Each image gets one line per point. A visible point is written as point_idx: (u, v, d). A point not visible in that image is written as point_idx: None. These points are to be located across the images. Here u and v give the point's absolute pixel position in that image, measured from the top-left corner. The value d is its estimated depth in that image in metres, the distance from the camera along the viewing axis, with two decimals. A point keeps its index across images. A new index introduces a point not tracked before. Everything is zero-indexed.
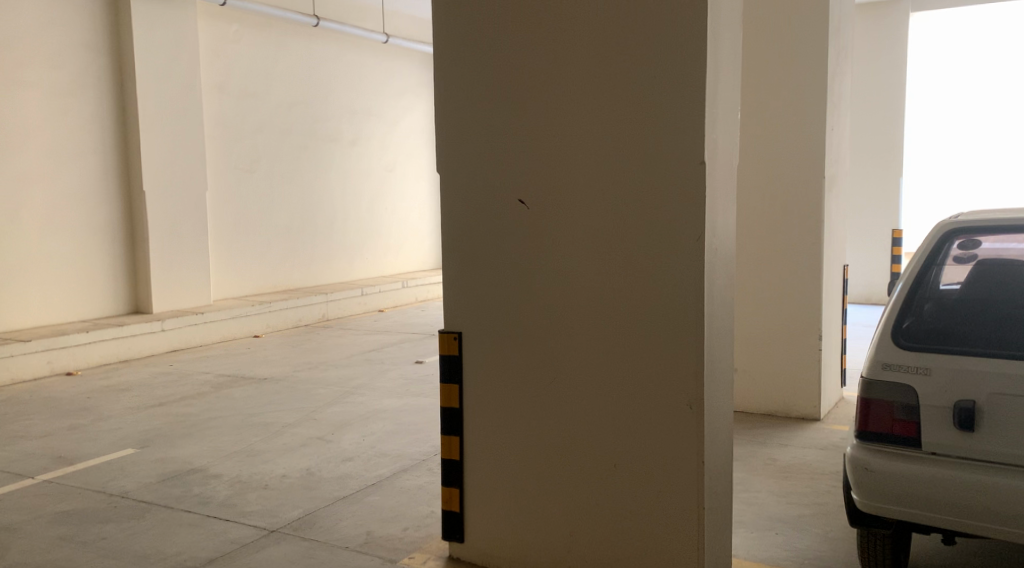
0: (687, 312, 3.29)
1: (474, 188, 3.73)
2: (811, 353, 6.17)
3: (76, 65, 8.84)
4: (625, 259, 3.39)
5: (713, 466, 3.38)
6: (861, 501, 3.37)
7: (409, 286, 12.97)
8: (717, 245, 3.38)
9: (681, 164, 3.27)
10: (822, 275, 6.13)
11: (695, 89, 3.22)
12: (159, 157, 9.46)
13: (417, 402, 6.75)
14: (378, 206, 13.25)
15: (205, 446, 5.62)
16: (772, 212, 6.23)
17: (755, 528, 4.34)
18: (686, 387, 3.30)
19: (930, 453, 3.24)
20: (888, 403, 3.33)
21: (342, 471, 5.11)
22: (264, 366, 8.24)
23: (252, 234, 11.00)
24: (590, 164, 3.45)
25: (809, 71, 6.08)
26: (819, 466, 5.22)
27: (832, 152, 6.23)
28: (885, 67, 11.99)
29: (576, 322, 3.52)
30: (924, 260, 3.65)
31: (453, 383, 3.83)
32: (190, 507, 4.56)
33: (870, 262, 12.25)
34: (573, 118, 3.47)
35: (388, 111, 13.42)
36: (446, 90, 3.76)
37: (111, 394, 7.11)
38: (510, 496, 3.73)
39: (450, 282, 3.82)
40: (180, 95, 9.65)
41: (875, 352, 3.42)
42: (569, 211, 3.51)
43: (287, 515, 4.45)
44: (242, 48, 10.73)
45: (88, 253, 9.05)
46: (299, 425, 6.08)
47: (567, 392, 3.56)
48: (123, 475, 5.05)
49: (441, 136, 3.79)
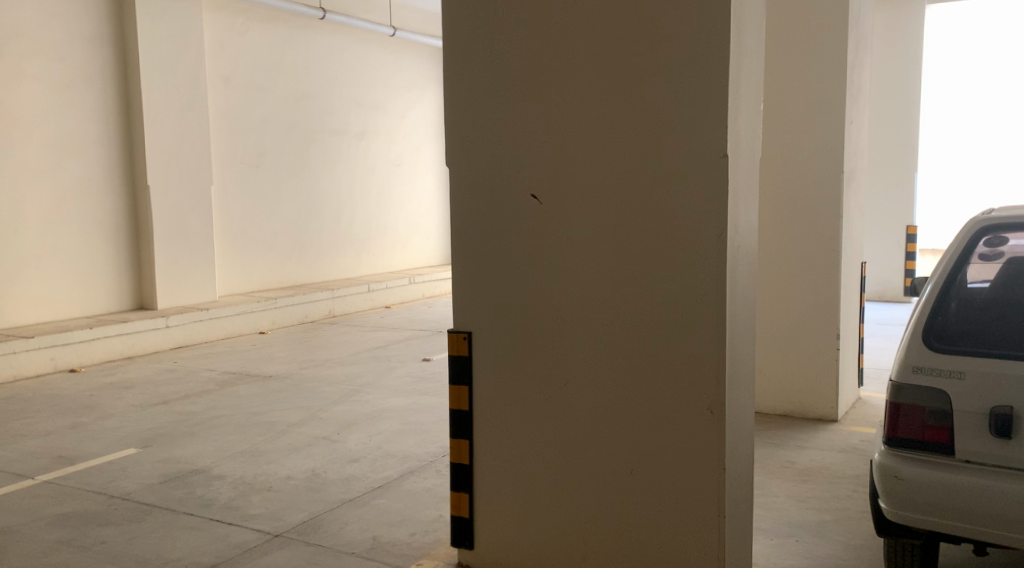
0: (707, 312, 3.15)
1: (484, 182, 3.59)
2: (828, 353, 6.01)
3: (79, 58, 8.72)
4: (642, 258, 3.25)
5: (734, 474, 3.24)
6: (890, 510, 3.23)
7: (416, 282, 12.85)
8: (740, 243, 3.24)
9: (702, 159, 3.13)
10: (839, 273, 5.98)
11: (717, 81, 3.08)
12: (164, 151, 9.34)
13: (425, 400, 6.63)
14: (385, 201, 13.13)
15: (209, 446, 5.51)
16: (789, 208, 6.07)
17: (774, 535, 4.19)
18: (706, 391, 3.16)
19: (965, 461, 3.10)
20: (918, 409, 3.19)
21: (348, 473, 4.98)
22: (269, 363, 8.13)
23: (258, 230, 10.89)
24: (605, 159, 3.31)
25: (827, 64, 5.92)
26: (837, 470, 5.07)
27: (851, 145, 6.08)
28: (901, 61, 11.81)
29: (590, 322, 3.38)
30: (951, 260, 3.46)
31: (463, 384, 3.69)
32: (193, 509, 4.45)
33: (884, 258, 12.07)
34: (589, 110, 3.33)
35: (396, 105, 13.29)
36: (456, 80, 3.61)
37: (115, 391, 7.00)
38: (523, 502, 3.59)
39: (460, 279, 3.68)
40: (185, 88, 9.53)
41: (905, 355, 3.28)
42: (583, 206, 3.37)
43: (291, 518, 4.33)
44: (248, 41, 10.60)
45: (92, 249, 8.95)
46: (304, 425, 5.96)
47: (582, 395, 3.42)
48: (124, 475, 4.94)
49: (450, 128, 3.65)
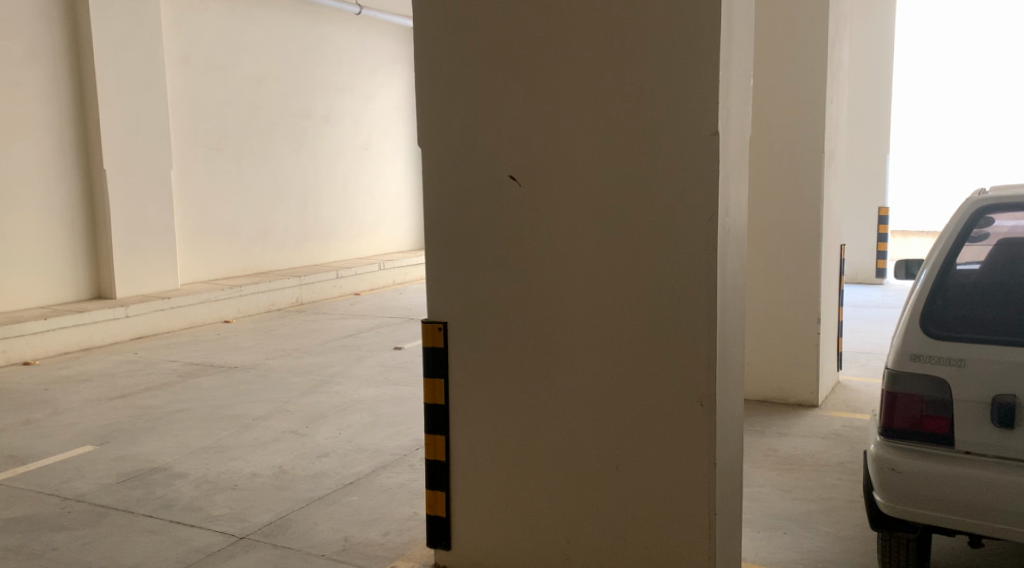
0: (694, 300, 2.98)
1: (459, 161, 3.38)
2: (809, 338, 5.89)
3: (28, 36, 8.33)
4: (629, 244, 3.07)
5: (724, 469, 3.10)
6: (885, 503, 3.10)
7: (385, 268, 12.60)
8: (730, 226, 3.07)
9: (691, 138, 2.95)
10: (819, 256, 5.85)
11: (708, 58, 2.89)
12: (121, 134, 8.99)
13: (397, 391, 6.44)
14: (353, 186, 12.86)
15: (169, 442, 5.26)
16: (769, 190, 5.93)
17: (761, 528, 4.06)
18: (696, 382, 3.00)
19: (964, 452, 2.97)
20: (916, 398, 3.07)
21: (318, 469, 4.77)
22: (235, 353, 7.86)
23: (221, 215, 10.55)
24: (591, 139, 3.11)
25: (804, 39, 5.78)
26: (821, 458, 4.96)
27: (831, 125, 5.95)
28: (870, 42, 11.78)
29: (574, 311, 3.20)
30: (947, 243, 3.30)
31: (438, 378, 3.49)
32: (152, 510, 4.21)
33: (857, 240, 12.04)
34: (572, 88, 3.13)
35: (362, 87, 12.97)
36: (427, 53, 3.38)
37: (70, 385, 6.70)
38: (503, 500, 3.40)
39: (435, 269, 3.47)
40: (143, 68, 9.18)
41: (901, 342, 3.15)
42: (567, 189, 3.17)
43: (257, 519, 4.11)
44: (208, 19, 10.22)
45: (45, 236, 8.59)
46: (270, 418, 5.73)
47: (566, 386, 3.23)
48: (79, 475, 4.68)
49: (421, 104, 3.42)
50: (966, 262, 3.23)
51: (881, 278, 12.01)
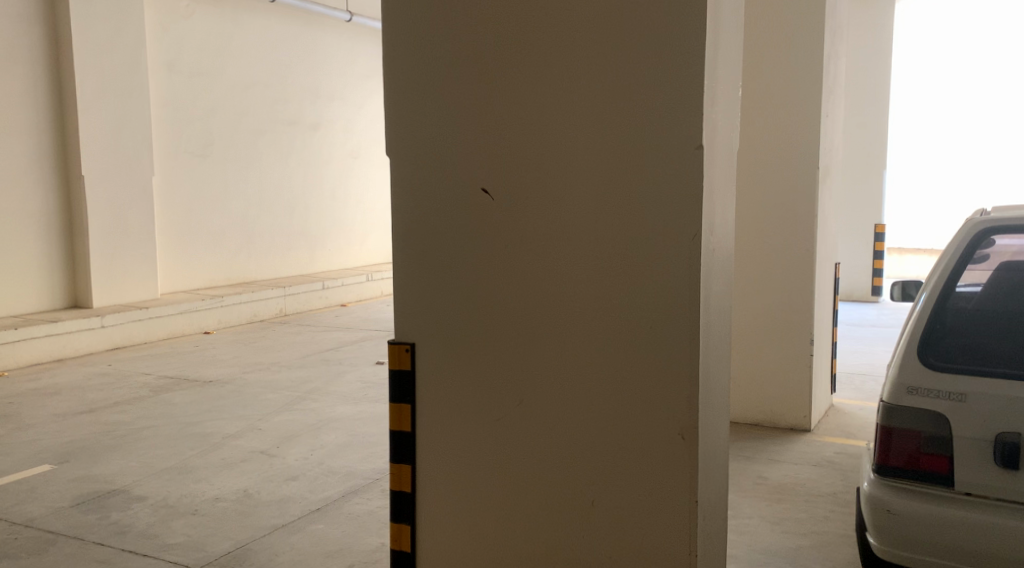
0: (677, 322, 2.78)
1: (427, 172, 3.16)
2: (802, 360, 5.69)
3: (5, 40, 8.12)
4: (608, 263, 2.86)
5: (707, 505, 2.88)
6: (879, 547, 2.93)
7: (373, 279, 12.42)
8: (715, 244, 2.87)
9: (673, 150, 2.75)
10: (814, 275, 5.65)
11: (692, 64, 2.70)
12: (101, 140, 8.79)
13: (375, 409, 6.21)
14: (341, 195, 12.68)
15: (132, 462, 5.03)
16: (762, 208, 5.73)
17: (747, 563, 3.84)
18: (678, 412, 2.79)
19: (964, 494, 2.79)
20: (913, 434, 2.88)
21: (284, 493, 4.55)
22: (211, 367, 7.63)
23: (205, 222, 10.33)
24: (569, 148, 2.90)
25: (801, 52, 5.59)
26: (812, 487, 4.75)
27: (827, 140, 5.75)
28: (868, 57, 11.63)
29: (549, 334, 2.98)
30: (950, 267, 3.10)
31: (404, 403, 3.26)
32: (103, 538, 3.97)
33: (853, 257, 11.84)
34: (549, 93, 2.92)
35: (350, 95, 12.78)
36: (395, 56, 3.17)
37: (37, 398, 6.47)
38: (472, 534, 3.17)
39: (402, 288, 3.25)
40: (125, 72, 8.97)
41: (898, 372, 2.96)
42: (543, 201, 2.96)
43: (215, 549, 3.88)
44: (194, 24, 10.03)
45: (19, 245, 8.36)
46: (241, 437, 5.50)
47: (540, 410, 3.01)
48: (32, 498, 4.45)
49: (389, 111, 3.21)
50: (967, 284, 3.04)
51: (877, 297, 11.77)
